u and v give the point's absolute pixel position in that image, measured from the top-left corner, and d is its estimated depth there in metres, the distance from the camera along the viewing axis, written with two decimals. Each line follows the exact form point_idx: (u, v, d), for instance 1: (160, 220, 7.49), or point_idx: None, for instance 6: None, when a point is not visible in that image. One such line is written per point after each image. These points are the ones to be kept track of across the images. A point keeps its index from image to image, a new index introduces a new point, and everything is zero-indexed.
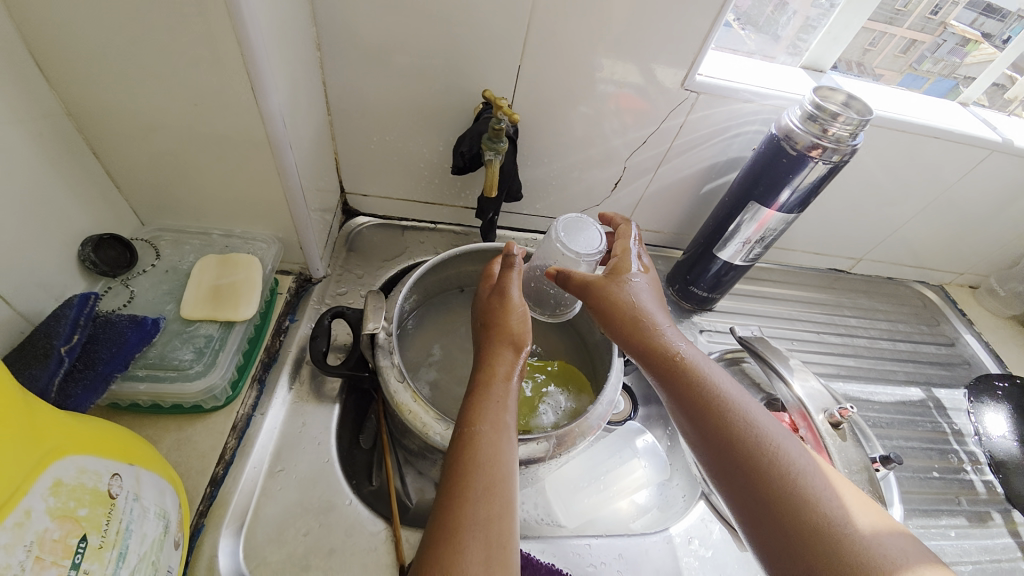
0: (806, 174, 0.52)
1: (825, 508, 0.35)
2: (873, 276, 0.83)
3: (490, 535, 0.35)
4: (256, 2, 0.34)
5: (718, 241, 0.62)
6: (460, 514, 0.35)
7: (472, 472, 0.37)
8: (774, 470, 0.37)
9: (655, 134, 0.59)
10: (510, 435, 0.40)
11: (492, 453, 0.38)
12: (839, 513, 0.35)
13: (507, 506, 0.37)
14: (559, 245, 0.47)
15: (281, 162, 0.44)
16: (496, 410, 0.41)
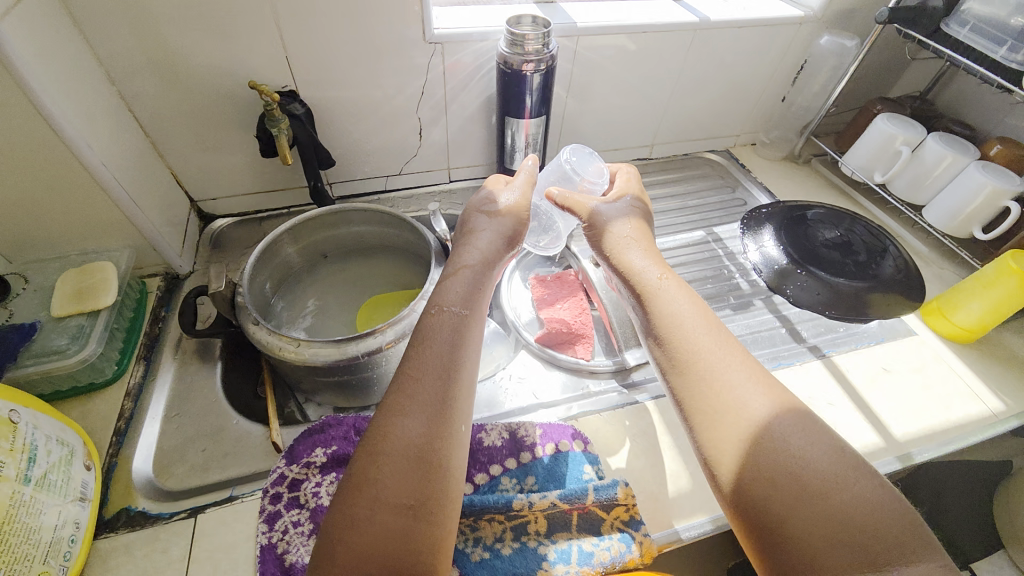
0: (531, 85, 0.66)
1: (720, 364, 0.47)
2: (671, 156, 1.00)
3: (440, 404, 0.44)
4: (21, 59, 0.46)
5: (506, 157, 0.76)
6: (413, 390, 0.44)
7: (420, 353, 0.47)
8: (696, 342, 0.49)
9: (427, 84, 0.73)
10: (474, 327, 0.50)
11: (450, 331, 0.48)
12: (733, 373, 0.46)
13: (454, 388, 0.45)
14: (569, 167, 0.64)
15: (101, 180, 0.56)
16: (466, 294, 0.52)
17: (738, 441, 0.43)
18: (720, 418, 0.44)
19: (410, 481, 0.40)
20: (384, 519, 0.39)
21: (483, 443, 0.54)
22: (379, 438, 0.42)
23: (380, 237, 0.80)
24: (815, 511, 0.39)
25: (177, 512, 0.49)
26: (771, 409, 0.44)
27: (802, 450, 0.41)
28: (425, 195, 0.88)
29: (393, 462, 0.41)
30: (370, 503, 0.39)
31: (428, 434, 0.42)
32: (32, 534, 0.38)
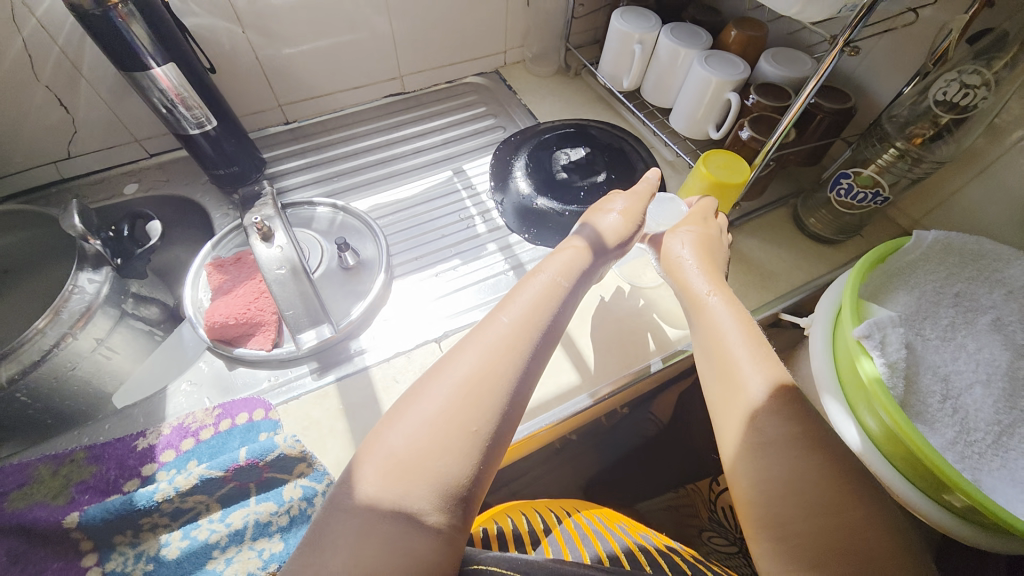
0: (129, 25, 0.53)
1: (731, 334, 0.46)
2: (430, 87, 0.89)
3: (497, 415, 0.40)
4: None
5: (173, 125, 0.63)
6: (479, 375, 0.41)
7: (523, 338, 0.44)
8: (717, 305, 0.49)
9: (28, 42, 0.58)
10: (553, 325, 0.46)
11: (555, 302, 0.48)
12: (739, 337, 0.46)
13: (477, 404, 0.40)
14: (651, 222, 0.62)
15: None
16: (567, 267, 0.51)
17: (740, 404, 0.44)
18: (746, 379, 0.44)
19: (434, 472, 0.38)
20: (394, 514, 0.36)
21: (137, 446, 0.48)
22: (468, 405, 0.40)
23: (48, 243, 0.67)
24: (784, 469, 0.40)
25: None
26: (767, 383, 0.43)
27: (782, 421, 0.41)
28: (120, 176, 0.74)
29: (420, 440, 0.39)
30: (388, 486, 0.37)
31: (466, 423, 0.39)
32: None
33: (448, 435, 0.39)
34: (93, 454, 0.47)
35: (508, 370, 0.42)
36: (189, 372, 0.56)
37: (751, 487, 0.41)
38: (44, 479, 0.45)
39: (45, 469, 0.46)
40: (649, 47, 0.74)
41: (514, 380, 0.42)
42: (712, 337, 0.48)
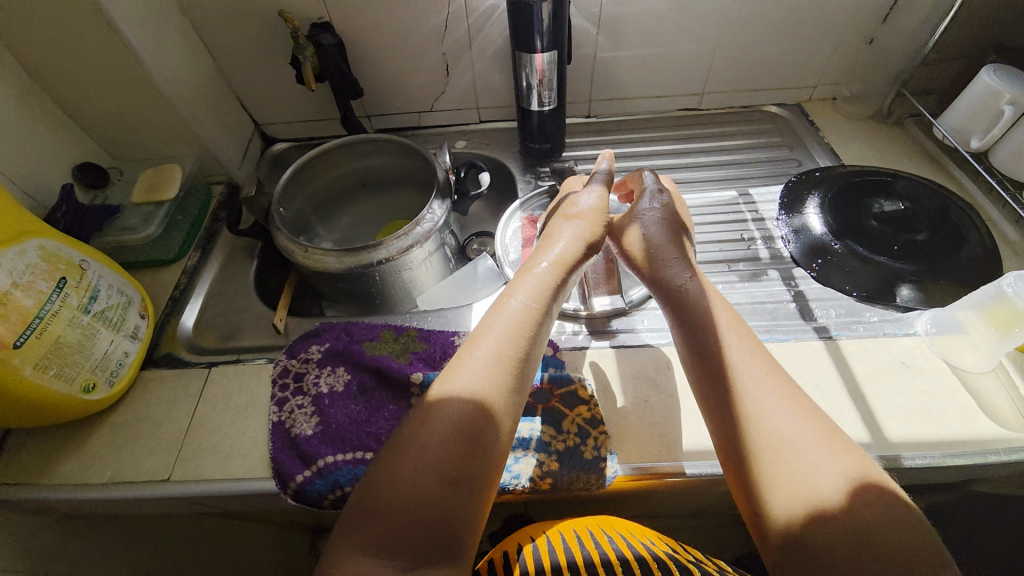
0: (540, 15, 0.64)
1: (757, 393, 0.44)
2: (725, 107, 0.90)
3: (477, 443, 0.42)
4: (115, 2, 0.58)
5: (523, 97, 0.75)
6: (468, 357, 0.46)
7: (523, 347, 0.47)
8: (714, 345, 0.49)
9: (451, 20, 0.74)
10: (531, 349, 0.48)
11: (530, 328, 0.49)
12: (749, 390, 0.45)
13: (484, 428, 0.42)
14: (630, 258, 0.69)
15: (169, 96, 0.67)
16: (538, 291, 0.52)
17: (788, 457, 0.40)
18: (749, 422, 0.43)
19: (453, 439, 0.41)
20: (427, 478, 0.40)
21: (455, 341, 0.61)
22: (488, 391, 0.44)
23: (404, 169, 0.86)
24: (848, 526, 0.36)
25: (199, 362, 0.61)
26: (801, 433, 0.41)
27: (822, 471, 0.39)
28: (455, 133, 0.91)
29: (449, 419, 0.42)
30: (412, 465, 0.40)
31: (490, 403, 0.44)
32: (84, 351, 0.52)
33: (467, 418, 0.42)
34: (420, 335, 0.62)
35: (506, 380, 0.45)
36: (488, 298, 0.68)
37: (792, 543, 0.38)
38: (388, 341, 0.61)
39: (389, 334, 0.62)
40: (1021, 110, 0.65)
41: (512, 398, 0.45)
42: (769, 402, 0.43)
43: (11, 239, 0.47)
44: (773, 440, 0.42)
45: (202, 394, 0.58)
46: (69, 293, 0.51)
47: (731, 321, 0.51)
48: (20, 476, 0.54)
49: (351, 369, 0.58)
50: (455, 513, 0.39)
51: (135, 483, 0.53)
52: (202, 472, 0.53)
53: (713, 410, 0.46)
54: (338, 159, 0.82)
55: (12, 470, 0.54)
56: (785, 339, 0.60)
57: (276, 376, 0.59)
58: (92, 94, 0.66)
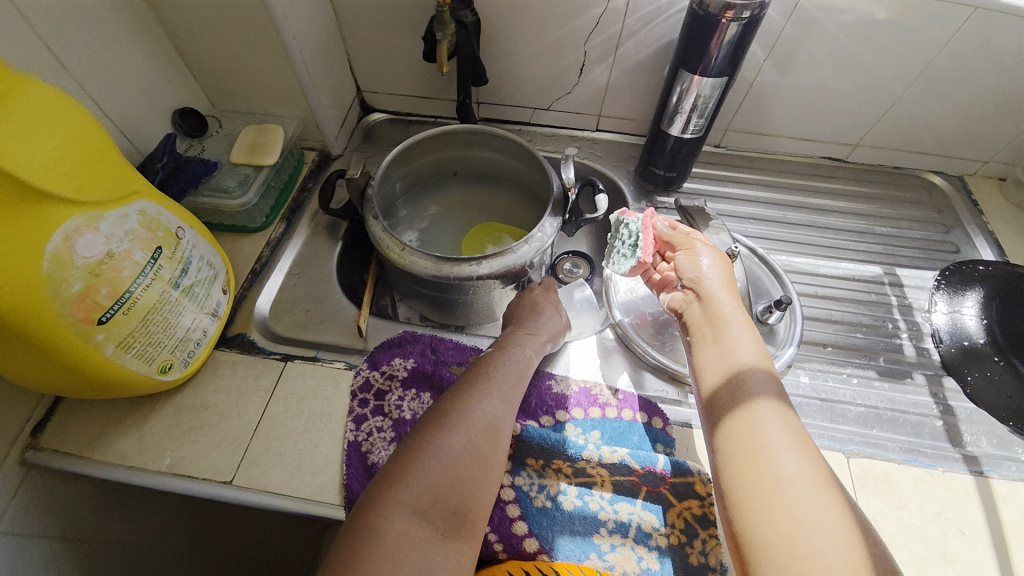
0: (721, 36, 0.55)
1: (783, 462, 0.38)
2: (874, 165, 0.80)
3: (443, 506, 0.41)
4: None
5: (664, 116, 0.67)
6: (456, 416, 0.45)
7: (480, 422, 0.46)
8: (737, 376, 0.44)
9: (604, 16, 0.66)
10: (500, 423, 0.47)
11: (490, 407, 0.47)
12: (764, 429, 0.40)
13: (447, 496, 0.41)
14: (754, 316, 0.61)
15: (288, 51, 0.61)
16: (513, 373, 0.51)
17: (783, 504, 0.37)
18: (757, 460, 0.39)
19: (441, 480, 0.42)
20: (406, 517, 0.39)
21: (552, 388, 0.54)
22: (442, 417, 0.45)
23: (508, 168, 0.78)
24: None
25: (273, 352, 0.57)
26: (809, 483, 0.38)
27: (827, 530, 0.35)
28: (566, 137, 0.83)
29: (423, 470, 0.41)
30: (394, 506, 0.39)
31: (469, 448, 0.44)
32: (168, 329, 0.48)
33: (454, 457, 0.43)
34: None
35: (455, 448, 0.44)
36: (589, 342, 0.60)
37: None
38: None
39: None
40: None
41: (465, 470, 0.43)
42: (736, 465, 0.40)
43: (118, 200, 0.42)
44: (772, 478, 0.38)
45: (274, 391, 0.54)
46: (163, 265, 0.46)
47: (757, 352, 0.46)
48: (74, 445, 0.50)
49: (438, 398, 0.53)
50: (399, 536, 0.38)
51: (194, 480, 0.48)
52: (266, 483, 0.48)
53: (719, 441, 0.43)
54: (441, 145, 0.75)
55: (69, 436, 0.51)
56: (932, 465, 0.52)
57: (355, 388, 0.53)
58: (208, 33, 0.60)
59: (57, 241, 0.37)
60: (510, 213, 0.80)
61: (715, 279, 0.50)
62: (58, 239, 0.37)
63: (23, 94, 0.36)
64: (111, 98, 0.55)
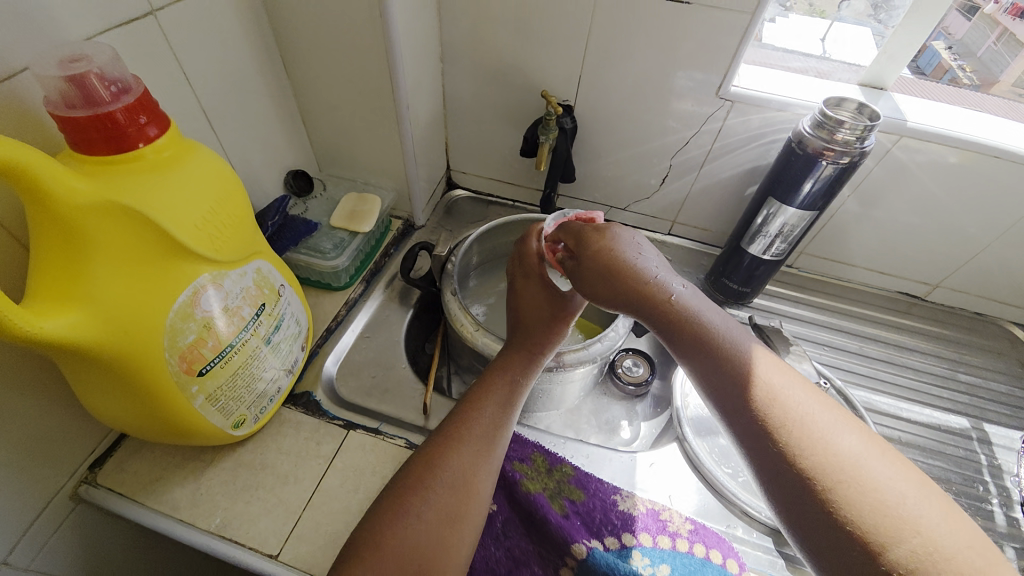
0: (818, 174, 0.57)
1: (835, 442, 0.36)
2: (954, 308, 0.78)
3: (455, 496, 0.43)
4: (403, 48, 0.59)
5: (745, 236, 0.68)
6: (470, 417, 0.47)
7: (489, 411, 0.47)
8: (738, 400, 0.40)
9: (695, 137, 0.69)
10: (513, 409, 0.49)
11: (503, 405, 0.48)
12: (795, 434, 0.37)
13: (464, 493, 0.43)
14: None
15: (402, 134, 0.67)
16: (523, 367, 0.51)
17: (864, 479, 0.35)
18: (797, 480, 0.36)
19: (452, 490, 0.43)
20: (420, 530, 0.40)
21: (617, 505, 0.50)
22: (466, 409, 0.47)
23: None
24: None
25: (337, 417, 0.56)
26: (854, 443, 0.37)
27: (915, 525, 0.33)
28: None
29: (451, 465, 0.44)
30: (415, 510, 0.41)
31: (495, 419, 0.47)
32: (250, 384, 0.48)
33: (483, 431, 0.46)
34: (575, 478, 0.52)
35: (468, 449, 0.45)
36: (655, 455, 0.57)
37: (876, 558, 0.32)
38: (538, 469, 0.53)
39: (541, 462, 0.53)
40: None
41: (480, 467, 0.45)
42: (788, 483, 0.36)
43: (240, 260, 0.44)
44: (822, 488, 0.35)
45: (333, 460, 0.52)
46: (262, 321, 0.47)
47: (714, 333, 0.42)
48: (128, 487, 0.49)
49: (500, 499, 0.51)
50: (430, 523, 0.41)
51: (239, 547, 0.46)
52: (311, 565, 0.45)
53: (772, 472, 0.37)
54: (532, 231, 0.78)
55: (127, 475, 0.50)
56: None
57: None
58: (335, 109, 0.67)
59: (187, 295, 0.39)
60: None
61: (662, 280, 0.44)
62: (188, 293, 0.39)
63: (192, 159, 0.39)
64: (241, 157, 0.60)
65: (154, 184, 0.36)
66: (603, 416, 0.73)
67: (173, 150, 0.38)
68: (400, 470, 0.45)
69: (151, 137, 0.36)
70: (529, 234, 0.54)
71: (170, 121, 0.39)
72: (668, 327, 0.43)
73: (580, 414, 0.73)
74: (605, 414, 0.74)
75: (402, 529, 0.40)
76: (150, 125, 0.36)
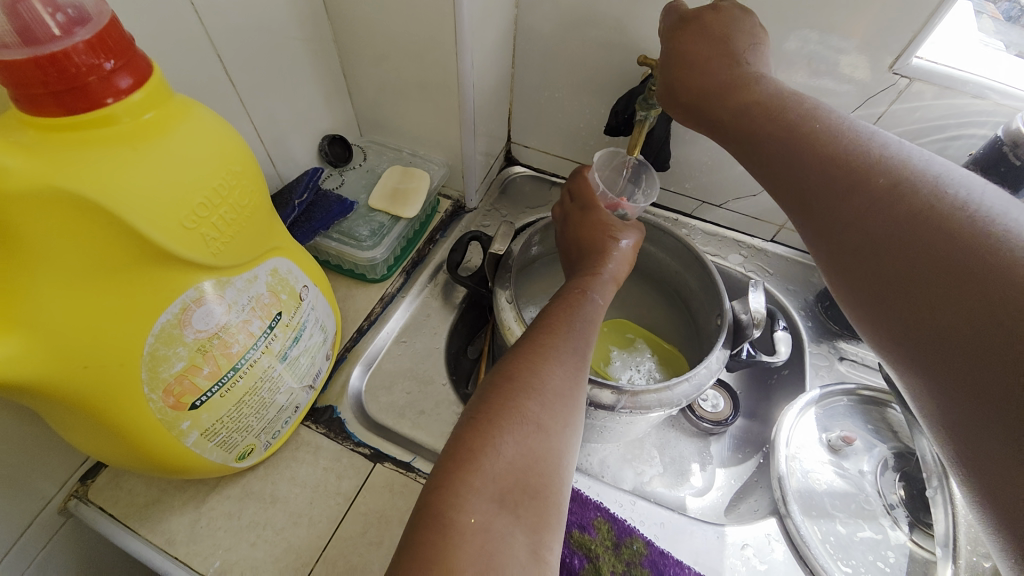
0: None
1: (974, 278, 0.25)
2: None
3: (554, 408, 0.33)
4: None
5: None
6: (566, 329, 0.38)
7: (581, 323, 0.39)
8: (901, 264, 0.28)
9: None
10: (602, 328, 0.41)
11: (593, 322, 0.40)
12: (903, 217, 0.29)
13: (567, 409, 0.34)
14: None
15: (462, 99, 0.53)
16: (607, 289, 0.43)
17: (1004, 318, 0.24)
18: (972, 358, 0.24)
19: (555, 405, 0.33)
20: (518, 445, 0.31)
21: None
22: (564, 310, 0.40)
23: (660, 265, 0.65)
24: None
25: (362, 444, 0.47)
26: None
27: None
28: (731, 242, 0.70)
29: (553, 377, 0.34)
30: (522, 420, 0.32)
31: (590, 333, 0.39)
32: (261, 410, 0.39)
33: (578, 345, 0.37)
34: (649, 560, 0.43)
35: (565, 362, 0.36)
36: (749, 536, 0.45)
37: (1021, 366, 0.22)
38: (604, 544, 0.43)
39: (608, 534, 0.43)
40: None
41: (577, 382, 0.36)
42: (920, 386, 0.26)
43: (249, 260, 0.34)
44: (1008, 351, 0.22)
45: (355, 500, 0.43)
46: (277, 334, 0.38)
47: (882, 163, 0.31)
48: (122, 509, 0.41)
49: None
50: (552, 435, 0.32)
51: None
52: None
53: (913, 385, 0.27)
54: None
55: (122, 492, 0.42)
56: None
57: None
58: (384, 63, 0.54)
59: (172, 312, 0.29)
60: (647, 314, 0.68)
61: (759, 77, 0.39)
62: (174, 310, 0.29)
63: (185, 124, 0.28)
64: (267, 116, 0.49)
65: (124, 163, 0.25)
66: (670, 454, 0.61)
67: (158, 111, 0.27)
68: (497, 374, 0.35)
69: (124, 91, 0.25)
70: (584, 173, 0.52)
71: (154, 67, 0.27)
72: (798, 191, 0.34)
73: (644, 448, 0.61)
74: (672, 451, 0.62)
75: (522, 439, 0.31)
76: (121, 73, 0.25)
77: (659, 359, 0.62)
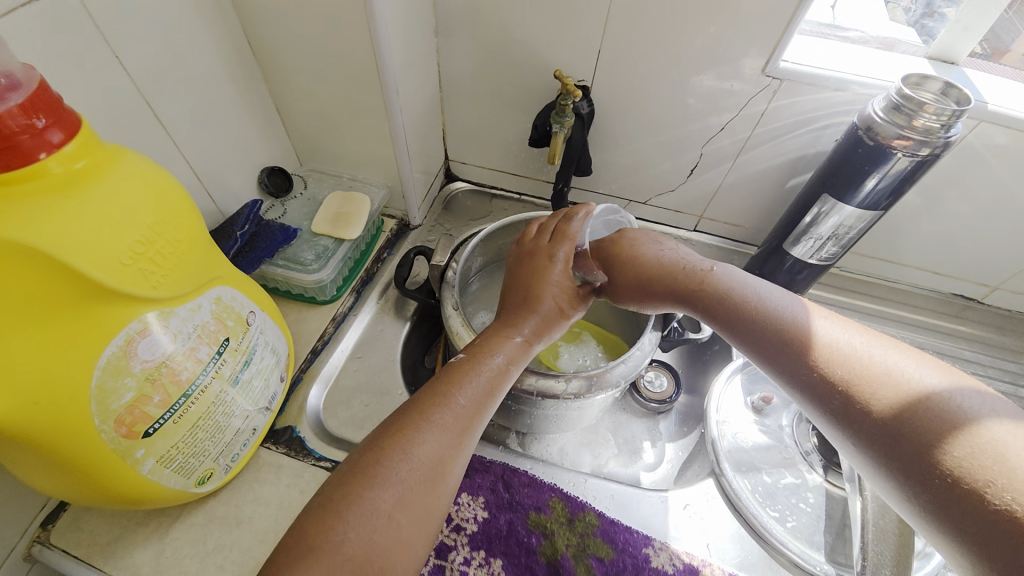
0: (890, 167, 0.48)
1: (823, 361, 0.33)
2: (1013, 312, 0.69)
3: (417, 488, 0.31)
4: (388, 21, 0.48)
5: (789, 235, 0.59)
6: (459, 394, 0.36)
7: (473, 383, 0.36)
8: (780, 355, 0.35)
9: (732, 122, 0.60)
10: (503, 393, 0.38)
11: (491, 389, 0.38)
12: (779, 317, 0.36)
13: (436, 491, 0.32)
14: None
15: (392, 124, 0.57)
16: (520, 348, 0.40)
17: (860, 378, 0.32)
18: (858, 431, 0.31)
19: (422, 482, 0.31)
20: (361, 529, 0.29)
21: (649, 560, 0.45)
22: (459, 369, 0.37)
23: None
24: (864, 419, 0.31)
25: (324, 458, 0.49)
26: (979, 398, 0.29)
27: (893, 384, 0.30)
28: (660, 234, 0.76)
29: (427, 448, 0.32)
30: (377, 502, 0.30)
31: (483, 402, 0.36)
32: (217, 434, 0.40)
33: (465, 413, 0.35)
34: (601, 530, 0.46)
35: (445, 434, 0.34)
36: (690, 496, 0.50)
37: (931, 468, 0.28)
38: (559, 520, 0.46)
39: (562, 511, 0.47)
40: None
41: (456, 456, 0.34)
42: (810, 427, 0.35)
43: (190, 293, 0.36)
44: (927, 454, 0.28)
45: None
46: (226, 359, 0.40)
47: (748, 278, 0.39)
48: (85, 550, 0.42)
49: (513, 569, 0.43)
50: (406, 521, 0.30)
51: None
52: None
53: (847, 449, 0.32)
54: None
55: (83, 534, 0.43)
56: None
57: None
58: (314, 95, 0.57)
59: (118, 344, 0.31)
60: (590, 308, 0.73)
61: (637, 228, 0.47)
62: (120, 342, 0.31)
63: (116, 170, 0.30)
64: (203, 154, 0.51)
65: (60, 210, 0.27)
66: (623, 435, 0.66)
67: (90, 160, 0.29)
68: (364, 444, 0.33)
69: (56, 145, 0.27)
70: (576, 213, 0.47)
71: (83, 120, 0.29)
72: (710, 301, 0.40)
73: (599, 433, 0.66)
74: (625, 432, 0.66)
75: (366, 519, 0.29)
76: (52, 129, 0.27)
77: (604, 349, 0.67)
